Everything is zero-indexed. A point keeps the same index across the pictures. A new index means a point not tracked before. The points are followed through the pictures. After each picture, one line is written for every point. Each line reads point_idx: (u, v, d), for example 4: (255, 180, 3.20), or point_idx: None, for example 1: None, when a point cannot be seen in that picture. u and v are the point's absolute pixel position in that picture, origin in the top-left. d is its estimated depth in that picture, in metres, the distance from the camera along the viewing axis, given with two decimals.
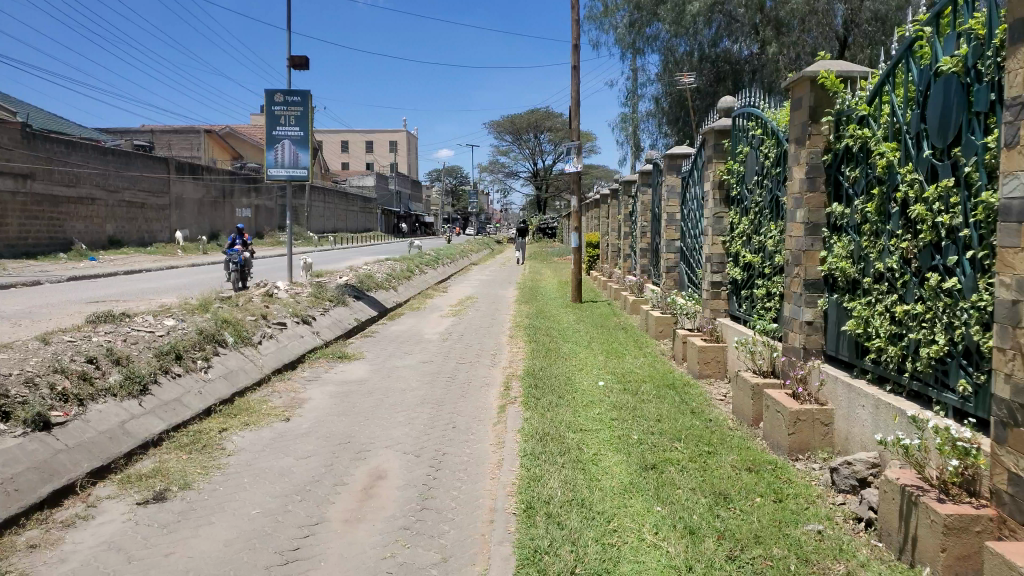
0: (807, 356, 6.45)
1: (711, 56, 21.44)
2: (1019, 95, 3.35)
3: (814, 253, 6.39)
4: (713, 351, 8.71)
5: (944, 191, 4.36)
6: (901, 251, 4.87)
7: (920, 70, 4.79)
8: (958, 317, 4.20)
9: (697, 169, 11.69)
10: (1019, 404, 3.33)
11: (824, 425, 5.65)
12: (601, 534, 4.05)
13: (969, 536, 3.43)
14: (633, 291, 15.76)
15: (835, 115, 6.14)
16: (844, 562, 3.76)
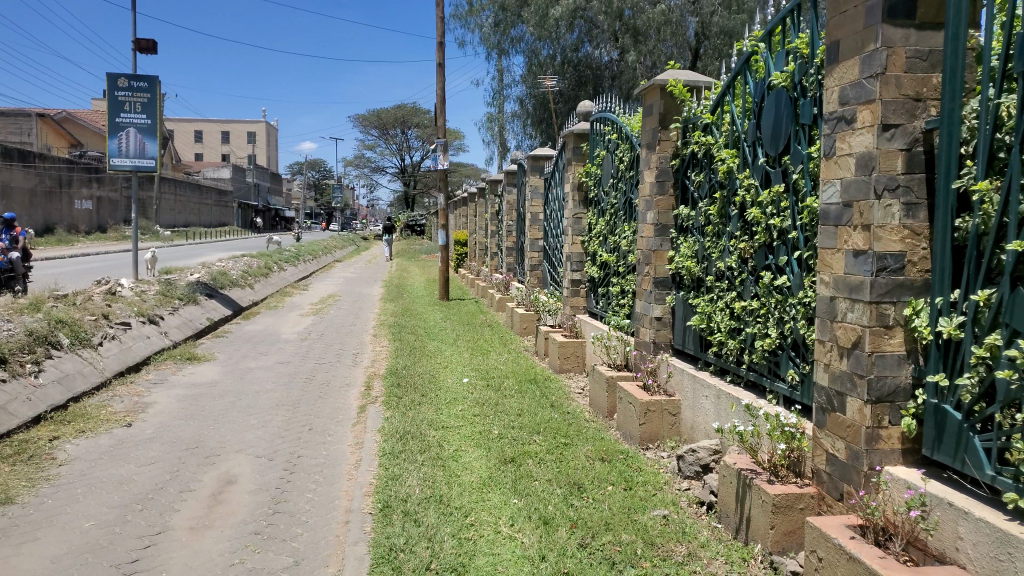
0: (657, 350, 6.78)
1: (573, 60, 22.04)
2: (835, 111, 3.68)
3: (662, 253, 6.75)
4: (572, 346, 8.99)
5: (775, 196, 4.71)
6: (739, 251, 5.23)
7: (756, 83, 5.15)
8: (788, 312, 4.56)
9: (558, 170, 11.99)
10: (835, 391, 3.66)
11: (672, 415, 5.99)
12: (458, 529, 4.09)
13: (794, 513, 3.74)
14: (498, 289, 15.97)
15: (683, 122, 6.47)
16: (686, 543, 4.01)
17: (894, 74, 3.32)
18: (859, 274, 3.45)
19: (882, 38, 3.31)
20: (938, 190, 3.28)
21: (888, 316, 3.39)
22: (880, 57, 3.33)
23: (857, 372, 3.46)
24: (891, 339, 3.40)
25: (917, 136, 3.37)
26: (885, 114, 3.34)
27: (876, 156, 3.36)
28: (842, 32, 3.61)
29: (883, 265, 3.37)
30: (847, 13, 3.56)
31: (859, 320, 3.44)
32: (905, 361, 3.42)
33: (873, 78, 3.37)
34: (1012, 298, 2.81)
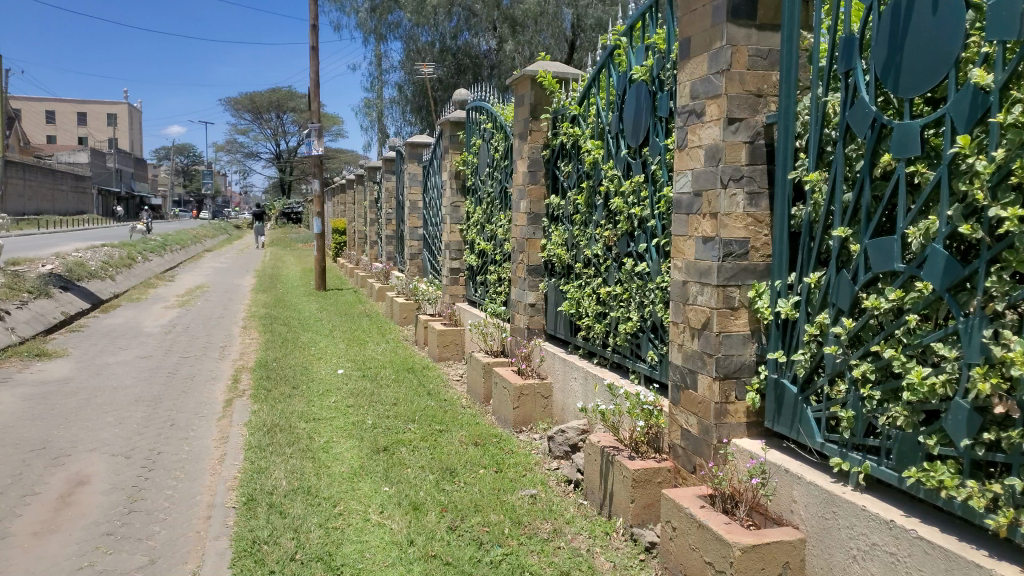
0: (530, 336, 6.92)
1: (452, 47, 21.99)
2: (687, 105, 3.89)
3: (535, 241, 6.89)
4: (451, 334, 9.04)
5: (636, 186, 4.92)
6: (605, 239, 5.42)
7: (619, 76, 5.33)
8: (647, 297, 4.78)
9: (436, 158, 11.96)
10: (688, 369, 3.88)
11: (544, 398, 6.16)
12: (326, 519, 4.05)
13: (652, 486, 3.94)
14: (378, 278, 15.79)
15: (552, 113, 6.61)
16: (552, 520, 4.16)
17: (738, 71, 3.54)
18: (708, 259, 3.67)
19: (727, 37, 3.51)
20: (777, 180, 3.54)
21: (734, 298, 3.63)
22: (726, 54, 3.53)
23: (706, 351, 3.68)
24: (737, 319, 3.64)
25: (759, 129, 3.61)
26: (730, 108, 3.55)
27: (722, 148, 3.57)
28: (693, 30, 3.81)
29: (729, 251, 3.59)
30: (697, 11, 3.75)
31: (708, 302, 3.66)
32: (750, 340, 3.66)
33: (720, 74, 3.57)
34: (838, 279, 3.07)
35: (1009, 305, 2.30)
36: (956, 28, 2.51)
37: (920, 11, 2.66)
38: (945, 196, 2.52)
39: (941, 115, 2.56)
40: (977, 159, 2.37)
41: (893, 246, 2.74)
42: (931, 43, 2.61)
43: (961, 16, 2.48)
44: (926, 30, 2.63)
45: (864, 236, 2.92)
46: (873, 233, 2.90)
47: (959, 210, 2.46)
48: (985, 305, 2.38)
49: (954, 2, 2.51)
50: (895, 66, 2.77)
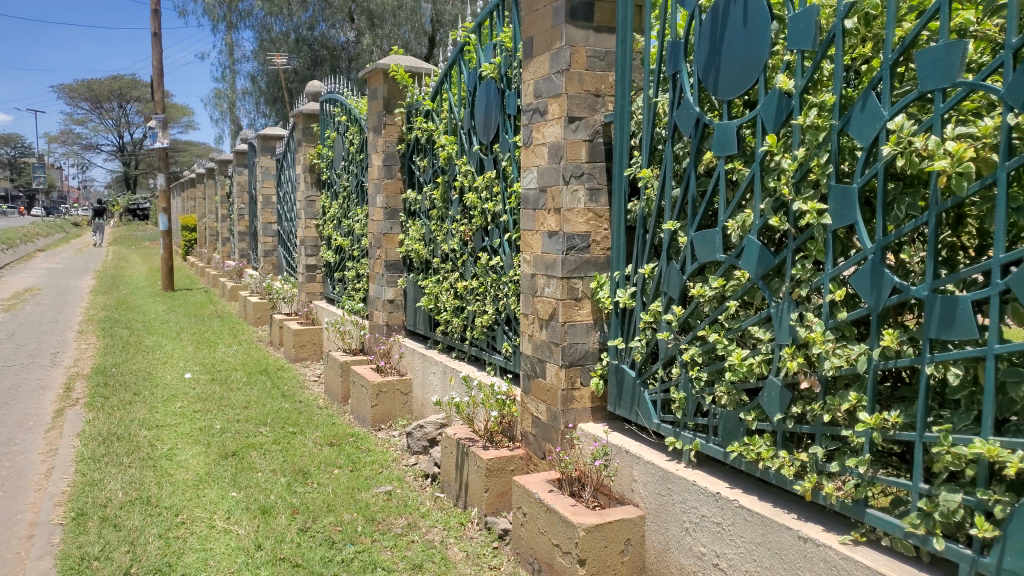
0: (389, 332, 6.86)
1: (308, 38, 21.33)
2: (530, 103, 4.00)
3: (392, 236, 6.83)
4: (308, 334, 8.81)
5: (488, 181, 4.99)
6: (460, 234, 5.47)
7: (469, 73, 5.37)
8: (502, 290, 4.87)
9: (290, 152, 11.55)
10: (537, 359, 4.00)
11: (403, 394, 6.14)
12: (166, 529, 3.87)
13: (504, 475, 4.03)
14: (231, 278, 15.10)
15: (406, 108, 6.57)
16: (407, 515, 4.16)
17: (577, 71, 3.67)
18: (553, 253, 3.79)
19: (566, 38, 3.63)
20: (615, 176, 3.71)
21: (578, 289, 3.77)
22: (565, 55, 3.65)
23: (553, 341, 3.81)
24: (581, 309, 3.79)
25: (598, 128, 3.77)
26: (570, 107, 3.68)
27: (564, 146, 3.70)
28: (535, 29, 3.91)
29: (573, 245, 3.73)
30: (538, 12, 3.86)
31: (554, 294, 3.79)
32: (592, 329, 3.82)
33: (560, 74, 3.69)
34: (669, 270, 3.26)
35: (810, 289, 2.53)
36: (763, 37, 2.72)
37: (733, 20, 2.87)
38: (758, 191, 2.74)
39: (753, 117, 2.78)
40: (782, 158, 2.59)
41: (715, 237, 2.95)
42: (743, 50, 2.82)
43: (767, 26, 2.70)
44: (739, 39, 2.85)
45: (691, 228, 3.12)
46: (699, 225, 3.11)
47: (769, 204, 2.68)
48: (792, 290, 2.61)
49: (761, 13, 2.72)
50: (714, 71, 2.98)
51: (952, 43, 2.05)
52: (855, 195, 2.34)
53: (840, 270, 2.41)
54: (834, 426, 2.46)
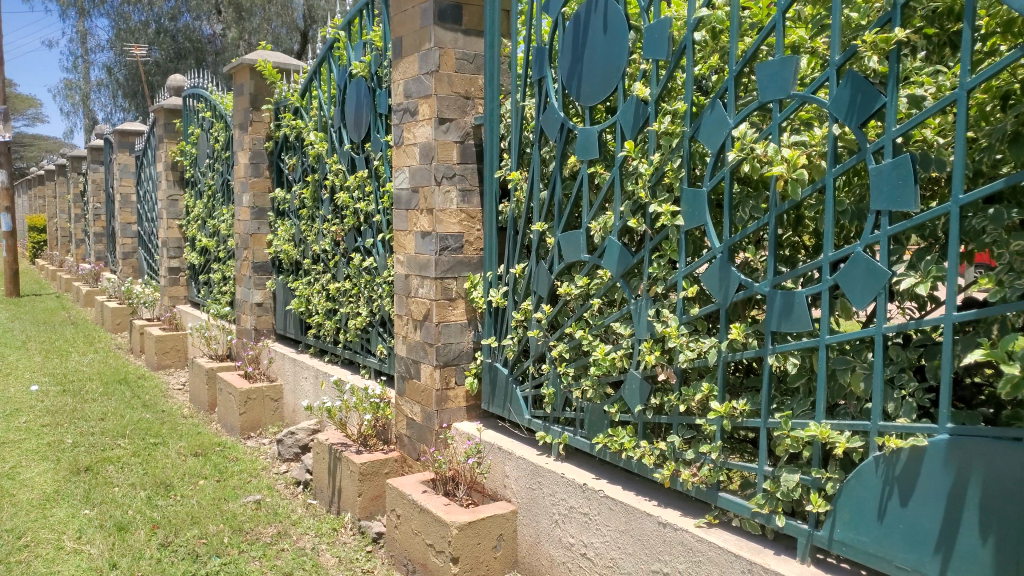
0: (258, 337, 6.63)
1: (170, 30, 20.24)
2: (401, 103, 3.99)
3: (260, 237, 6.60)
4: (172, 340, 8.38)
5: (360, 181, 4.92)
6: (332, 235, 5.37)
7: (339, 71, 5.27)
8: (375, 292, 4.83)
9: (149, 149, 10.92)
10: (411, 360, 3.99)
11: (273, 401, 5.96)
12: (7, 554, 3.60)
13: (379, 478, 4.00)
14: (85, 282, 14.12)
15: (274, 104, 6.37)
16: (277, 524, 4.05)
17: (446, 73, 3.69)
18: (426, 253, 3.80)
19: (435, 39, 3.65)
20: (485, 177, 3.75)
21: (451, 289, 3.79)
22: (434, 56, 3.66)
23: (426, 341, 3.82)
24: (454, 309, 3.81)
25: (468, 130, 3.81)
26: (440, 108, 3.70)
27: (434, 146, 3.71)
28: (404, 30, 3.91)
29: (445, 245, 3.75)
30: (407, 13, 3.85)
31: (427, 295, 3.79)
32: (466, 328, 3.86)
33: (429, 75, 3.70)
34: (538, 269, 3.34)
35: (666, 287, 2.66)
36: (622, 46, 2.84)
37: (594, 29, 2.97)
38: (618, 194, 2.86)
39: (613, 122, 2.90)
40: (640, 162, 2.72)
41: (580, 238, 3.05)
42: (604, 57, 2.93)
43: (625, 35, 2.82)
44: (599, 47, 2.96)
45: (558, 229, 3.21)
46: (565, 226, 3.20)
47: (628, 206, 2.80)
48: (649, 287, 2.73)
49: (619, 22, 2.84)
50: (577, 77, 3.08)
51: (786, 58, 2.21)
52: (704, 198, 2.49)
53: (692, 269, 2.55)
54: (689, 416, 2.60)
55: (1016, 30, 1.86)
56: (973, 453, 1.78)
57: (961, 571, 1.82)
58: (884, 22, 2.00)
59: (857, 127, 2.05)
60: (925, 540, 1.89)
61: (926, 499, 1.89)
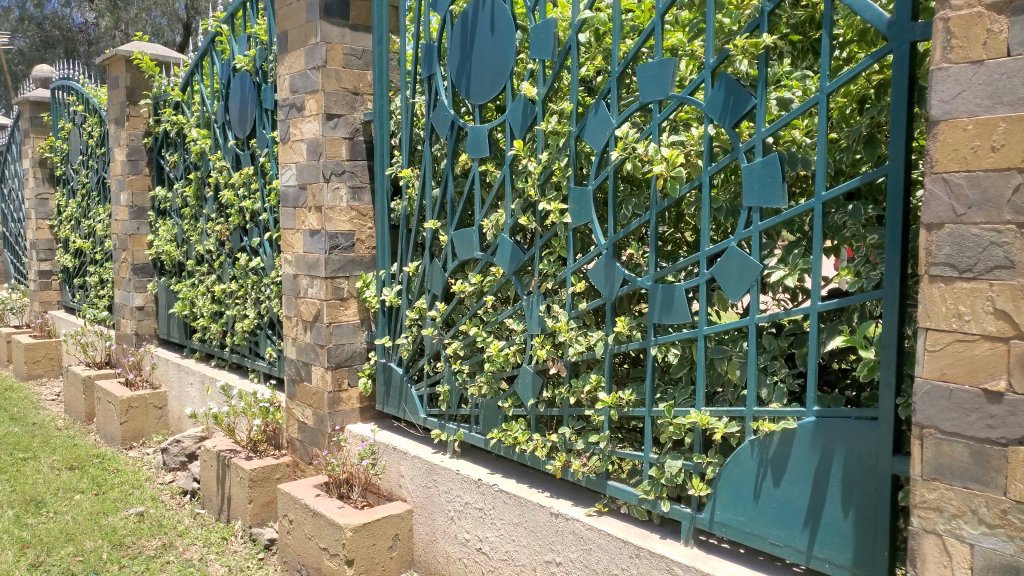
0: (140, 342, 6.31)
1: (36, 17, 18.91)
2: (287, 98, 3.89)
3: (140, 237, 6.27)
4: (43, 348, 7.86)
5: (246, 178, 4.77)
6: (216, 234, 5.17)
7: (222, 65, 5.08)
8: (263, 292, 4.69)
9: (14, 144, 10.16)
10: (302, 362, 3.90)
11: (157, 408, 5.69)
12: None
13: (270, 484, 3.90)
14: None
15: (153, 99, 6.08)
16: (161, 536, 3.87)
17: (333, 69, 3.63)
18: (315, 252, 3.72)
19: (321, 34, 3.58)
20: (375, 175, 3.71)
21: (342, 289, 3.73)
22: (320, 51, 3.59)
23: (317, 342, 3.74)
24: (346, 309, 3.75)
25: (357, 127, 3.75)
26: (328, 104, 3.63)
27: (322, 143, 3.64)
28: (289, 24, 3.81)
29: (335, 244, 3.68)
30: (291, 6, 3.76)
31: (318, 295, 3.72)
32: (359, 329, 3.81)
33: (316, 70, 3.63)
34: (431, 267, 3.33)
35: (556, 283, 2.72)
36: (509, 45, 2.88)
37: (482, 28, 2.99)
38: (509, 192, 2.89)
39: (502, 121, 2.93)
40: (529, 161, 2.76)
41: (472, 235, 3.06)
42: (492, 56, 2.96)
43: (512, 35, 2.85)
44: (487, 46, 2.98)
45: (450, 227, 3.21)
46: (457, 224, 3.21)
47: (518, 204, 2.84)
48: (540, 283, 2.78)
49: (506, 22, 2.87)
50: (466, 76, 3.09)
51: (664, 60, 2.30)
52: (590, 196, 2.55)
53: (580, 265, 2.61)
54: (579, 407, 2.66)
55: (869, 38, 2.00)
56: (836, 433, 1.91)
57: (826, 543, 1.94)
58: (753, 28, 2.11)
59: (730, 127, 2.15)
60: (795, 517, 2.01)
61: (795, 478, 2.01)
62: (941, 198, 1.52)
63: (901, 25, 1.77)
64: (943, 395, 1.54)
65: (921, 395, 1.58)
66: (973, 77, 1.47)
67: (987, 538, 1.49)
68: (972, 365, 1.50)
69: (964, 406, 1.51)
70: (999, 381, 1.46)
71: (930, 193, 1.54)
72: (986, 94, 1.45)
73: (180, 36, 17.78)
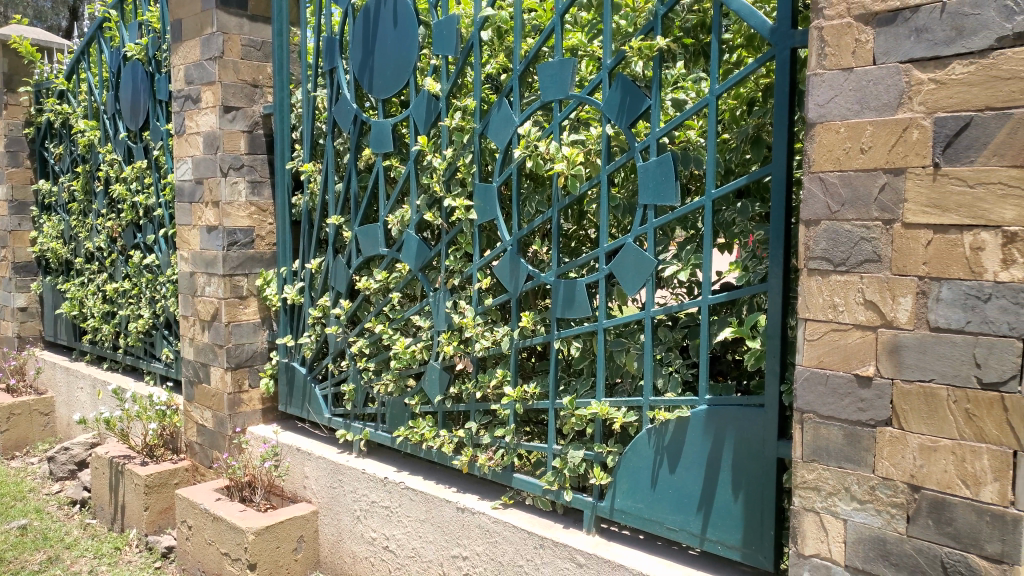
0: (23, 346, 5.94)
1: None
2: (182, 89, 3.75)
3: (22, 234, 5.85)
4: None
5: (139, 172, 4.56)
6: (107, 230, 4.92)
7: (111, 52, 4.84)
8: (159, 291, 4.51)
9: None
10: (200, 363, 3.78)
11: (43, 415, 5.39)
12: None
13: (167, 490, 3.76)
14: None
15: (34, 87, 5.72)
16: (47, 549, 3.68)
17: (231, 60, 3.52)
18: (212, 249, 3.61)
19: (217, 24, 3.46)
20: (276, 170, 3.62)
21: (242, 287, 3.63)
22: (217, 41, 3.48)
23: (216, 342, 3.63)
24: (246, 308, 3.66)
25: (257, 120, 3.65)
26: (225, 96, 3.52)
27: (220, 136, 3.53)
28: (182, 11, 3.67)
29: (234, 240, 3.58)
30: None
31: (216, 293, 3.61)
32: (259, 328, 3.71)
33: (212, 61, 3.51)
34: (334, 264, 3.28)
35: (462, 279, 2.73)
36: (411, 41, 2.86)
37: (384, 22, 2.96)
38: (414, 188, 2.88)
39: (406, 117, 2.92)
40: (433, 157, 2.76)
41: (377, 232, 3.04)
42: (395, 51, 2.94)
43: (415, 30, 2.84)
44: (390, 40, 2.95)
45: (354, 223, 3.17)
46: (361, 220, 3.18)
47: (423, 200, 2.83)
48: (446, 280, 2.79)
49: (408, 17, 2.85)
50: (369, 70, 3.05)
51: (564, 60, 2.35)
52: (494, 192, 2.58)
53: (486, 261, 2.64)
54: (485, 402, 2.68)
55: (756, 44, 2.11)
56: (726, 420, 2.00)
57: (718, 526, 2.04)
58: (647, 30, 2.16)
59: (627, 126, 2.22)
60: (690, 502, 2.10)
61: (690, 464, 2.10)
62: (817, 196, 1.62)
63: (782, 32, 1.86)
64: (820, 381, 1.64)
65: (801, 382, 1.68)
66: (844, 84, 1.58)
67: (859, 513, 1.60)
68: (845, 352, 1.60)
69: (839, 391, 1.61)
70: (868, 367, 1.57)
71: (808, 192, 1.64)
72: (855, 99, 1.56)
73: (66, 21, 16.67)
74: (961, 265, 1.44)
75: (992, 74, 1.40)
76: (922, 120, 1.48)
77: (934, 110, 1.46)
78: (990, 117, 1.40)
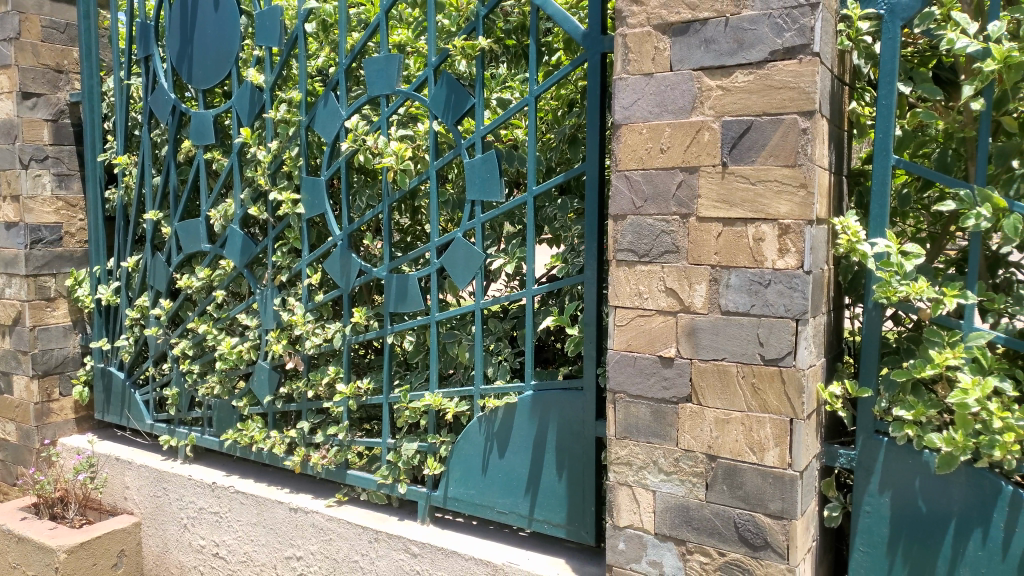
0: None
1: None
2: None
3: None
4: None
5: None
6: None
7: None
8: None
9: None
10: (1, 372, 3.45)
11: None
12: None
13: None
14: None
15: None
16: None
17: (30, 42, 3.24)
18: (13, 247, 3.31)
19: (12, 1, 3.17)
20: (85, 162, 3.37)
21: (48, 288, 3.34)
22: (12, 21, 3.18)
23: (19, 349, 3.33)
24: (54, 311, 3.37)
25: (62, 108, 3.38)
26: (23, 81, 3.23)
27: (18, 124, 3.24)
28: None
29: (37, 238, 3.29)
30: None
31: (17, 295, 3.30)
32: (71, 332, 3.44)
33: (6, 42, 3.22)
34: (154, 262, 3.11)
35: (291, 275, 2.68)
36: (232, 30, 2.77)
37: (202, 8, 2.83)
38: (238, 181, 2.79)
39: (228, 108, 2.81)
40: (257, 149, 2.68)
41: (199, 227, 2.92)
42: (215, 40, 2.82)
43: (237, 20, 2.75)
44: (210, 28, 2.83)
45: (174, 218, 3.02)
46: (181, 216, 3.03)
47: (248, 194, 2.75)
48: (273, 277, 2.72)
49: (229, 6, 2.75)
50: (187, 60, 2.92)
51: (389, 55, 2.35)
52: (322, 186, 2.54)
53: (315, 257, 2.60)
54: (317, 401, 2.64)
55: (573, 47, 2.22)
56: (550, 405, 2.10)
57: (545, 506, 2.14)
58: (470, 30, 2.22)
59: (452, 124, 2.26)
60: (518, 485, 2.19)
61: (518, 448, 2.18)
62: (624, 192, 1.74)
63: (593, 36, 1.98)
64: (629, 363, 1.77)
65: (613, 364, 1.80)
66: (645, 88, 1.70)
67: (666, 483, 1.74)
68: (650, 336, 1.74)
69: (645, 371, 1.75)
70: (670, 348, 1.71)
71: (615, 189, 1.76)
72: (655, 102, 1.69)
73: None
74: (746, 254, 1.60)
75: (767, 83, 1.56)
76: (711, 123, 1.62)
77: (721, 114, 1.62)
78: (767, 122, 1.56)
